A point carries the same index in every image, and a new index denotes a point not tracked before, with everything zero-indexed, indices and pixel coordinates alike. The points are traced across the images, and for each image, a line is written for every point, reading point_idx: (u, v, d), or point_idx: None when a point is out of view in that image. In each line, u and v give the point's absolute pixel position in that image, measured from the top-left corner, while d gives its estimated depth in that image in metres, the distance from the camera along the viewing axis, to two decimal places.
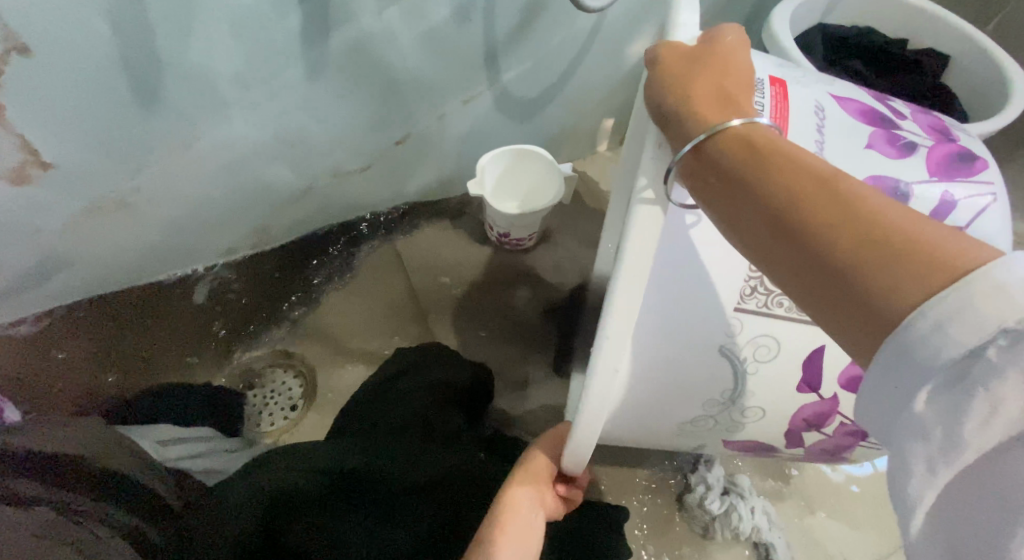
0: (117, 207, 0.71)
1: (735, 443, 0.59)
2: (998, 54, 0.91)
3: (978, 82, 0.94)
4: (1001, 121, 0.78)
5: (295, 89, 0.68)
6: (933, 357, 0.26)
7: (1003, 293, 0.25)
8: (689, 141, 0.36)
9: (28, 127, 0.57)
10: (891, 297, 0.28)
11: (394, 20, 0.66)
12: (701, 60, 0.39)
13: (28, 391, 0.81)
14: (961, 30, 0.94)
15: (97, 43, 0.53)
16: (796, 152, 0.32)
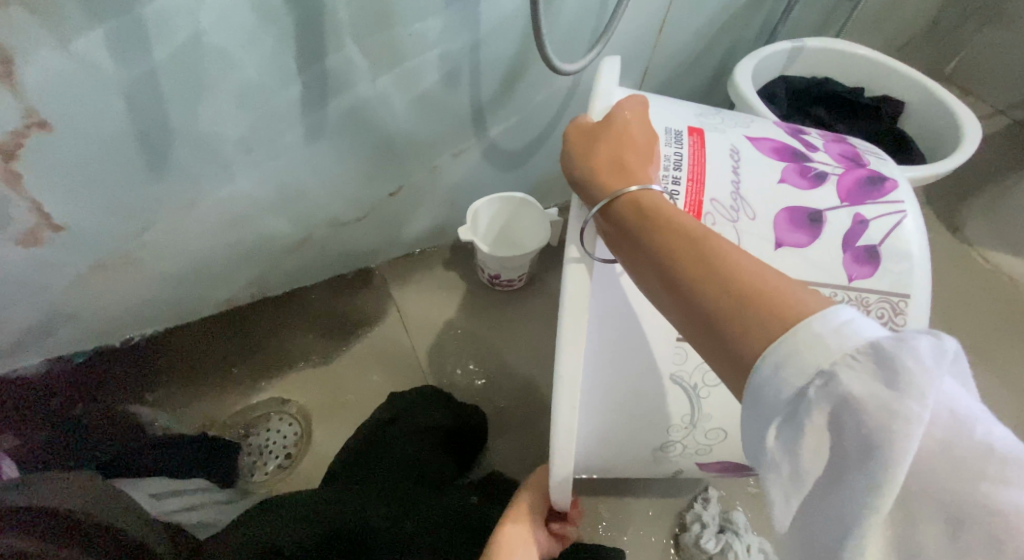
0: (125, 263, 0.74)
1: (709, 464, 0.62)
2: (948, 99, 0.98)
3: (934, 125, 1.01)
4: (954, 162, 0.84)
5: (296, 150, 0.73)
6: (775, 396, 0.30)
7: (819, 340, 0.29)
8: (598, 203, 0.42)
9: (42, 193, 0.60)
10: (744, 340, 0.32)
11: (388, 87, 0.71)
12: (600, 133, 0.45)
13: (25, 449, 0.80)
14: (911, 79, 1.02)
15: (114, 117, 0.57)
16: (676, 216, 0.38)
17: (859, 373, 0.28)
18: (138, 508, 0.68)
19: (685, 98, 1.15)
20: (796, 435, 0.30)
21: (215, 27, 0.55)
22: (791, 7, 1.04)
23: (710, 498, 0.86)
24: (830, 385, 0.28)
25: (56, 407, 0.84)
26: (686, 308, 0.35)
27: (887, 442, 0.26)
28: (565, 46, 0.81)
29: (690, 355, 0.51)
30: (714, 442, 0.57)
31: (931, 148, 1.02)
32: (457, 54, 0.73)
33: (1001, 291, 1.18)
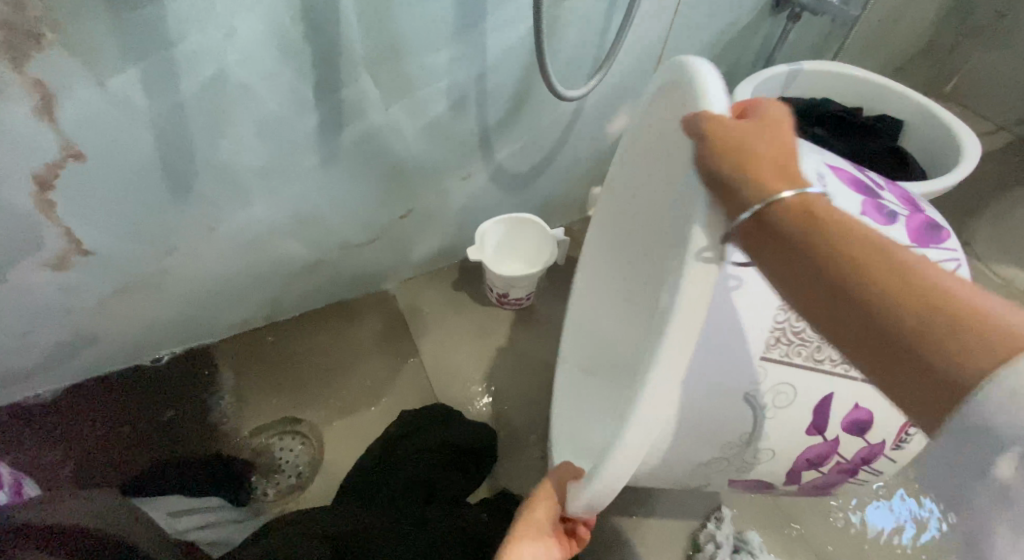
0: (147, 287, 0.77)
1: (740, 481, 0.63)
2: (947, 119, 1.00)
3: (934, 145, 1.04)
4: (955, 178, 0.86)
5: (312, 176, 0.76)
6: (1015, 428, 0.26)
7: None
8: (749, 206, 0.37)
9: (73, 220, 0.64)
10: (959, 365, 0.28)
11: (398, 115, 0.75)
12: (747, 132, 0.40)
13: (41, 471, 0.83)
14: (907, 97, 1.06)
15: (142, 148, 0.61)
16: (855, 225, 0.34)
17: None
18: (150, 524, 0.70)
19: None
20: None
21: (238, 64, 0.58)
22: (787, 32, 1.07)
23: (722, 518, 0.88)
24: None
25: (72, 418, 0.87)
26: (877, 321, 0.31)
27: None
28: (566, 74, 0.85)
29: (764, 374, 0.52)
30: (759, 460, 0.59)
31: (932, 167, 1.05)
32: (465, 83, 0.76)
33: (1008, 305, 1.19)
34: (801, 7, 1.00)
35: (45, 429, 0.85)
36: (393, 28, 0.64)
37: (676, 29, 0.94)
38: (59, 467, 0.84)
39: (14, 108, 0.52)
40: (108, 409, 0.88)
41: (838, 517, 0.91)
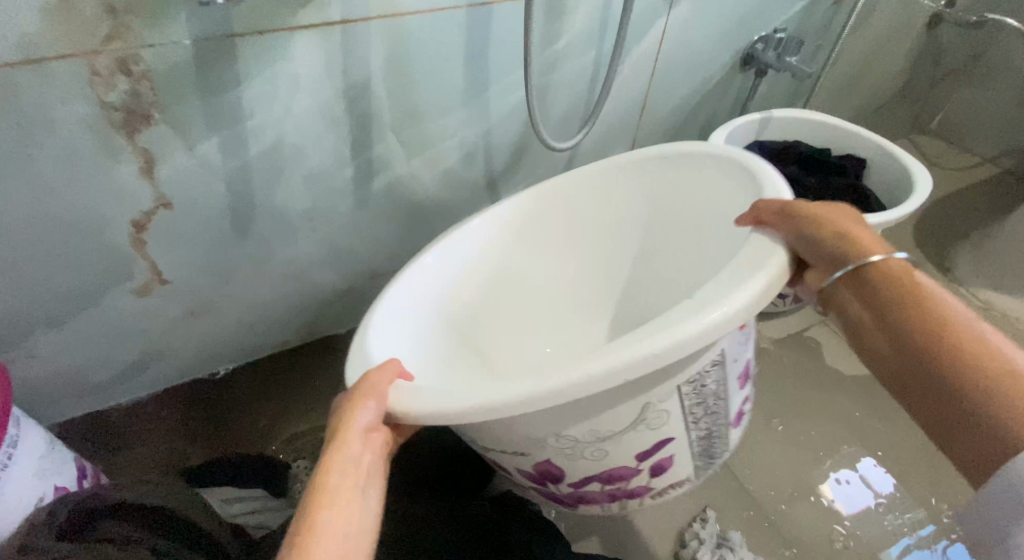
0: (208, 311, 0.91)
1: (536, 467, 0.66)
2: (904, 157, 1.12)
3: (894, 181, 1.16)
4: (913, 207, 0.97)
5: (346, 217, 0.91)
6: None
7: None
8: (847, 264, 0.52)
9: (158, 254, 0.79)
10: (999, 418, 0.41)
11: (419, 166, 0.90)
12: (843, 213, 0.55)
13: (115, 460, 0.96)
14: (872, 139, 1.18)
15: (215, 197, 0.76)
16: (932, 296, 0.47)
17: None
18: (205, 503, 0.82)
19: None
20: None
21: (293, 132, 0.75)
22: (757, 85, 1.22)
23: (706, 519, 0.97)
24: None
25: (144, 417, 0.99)
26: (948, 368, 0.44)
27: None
28: (559, 129, 1.01)
29: (643, 419, 0.60)
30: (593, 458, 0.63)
31: (895, 199, 1.16)
32: (472, 139, 0.92)
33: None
34: (765, 63, 1.15)
35: (112, 433, 0.97)
36: (413, 98, 0.80)
37: (656, 87, 1.10)
38: (130, 459, 0.97)
39: (127, 169, 0.68)
40: (176, 411, 1.01)
41: (838, 540, 0.96)
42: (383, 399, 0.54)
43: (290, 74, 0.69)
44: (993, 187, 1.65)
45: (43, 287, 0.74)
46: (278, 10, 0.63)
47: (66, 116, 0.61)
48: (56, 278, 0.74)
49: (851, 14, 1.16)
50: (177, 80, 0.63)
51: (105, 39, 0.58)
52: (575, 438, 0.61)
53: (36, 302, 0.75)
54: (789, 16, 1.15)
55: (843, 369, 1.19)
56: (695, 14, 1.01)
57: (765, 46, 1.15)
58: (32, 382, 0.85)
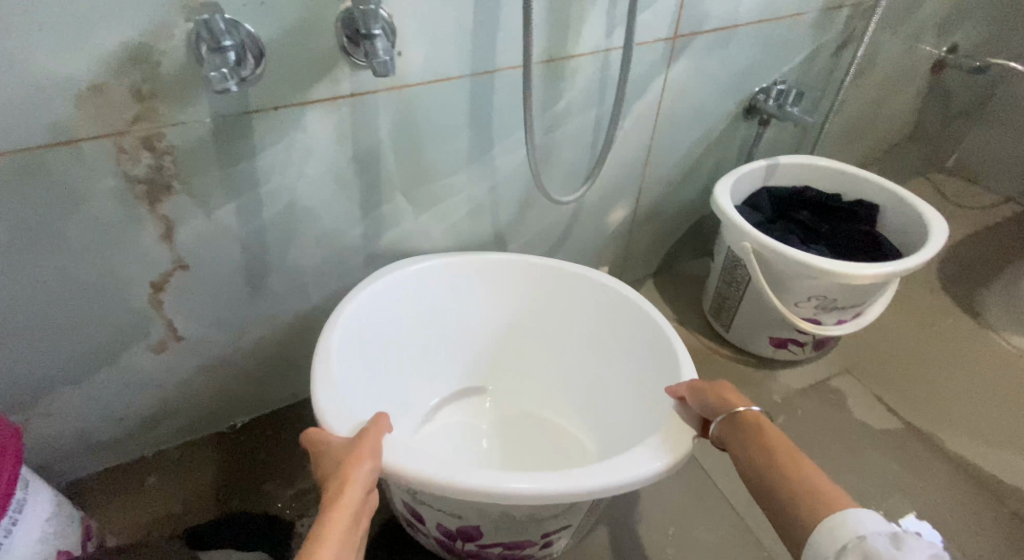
0: (222, 366, 0.93)
1: (444, 526, 0.75)
2: (916, 202, 1.12)
3: (906, 224, 1.15)
4: (929, 252, 0.97)
5: (356, 271, 0.93)
6: (831, 544, 0.45)
7: (858, 521, 0.45)
8: (721, 417, 0.61)
9: (174, 312, 0.81)
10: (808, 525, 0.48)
11: (426, 221, 0.93)
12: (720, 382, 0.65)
13: (115, 519, 0.92)
14: (883, 186, 1.18)
15: (230, 257, 0.79)
16: (773, 436, 0.56)
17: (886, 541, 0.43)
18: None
19: (680, 211, 1.33)
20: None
21: (305, 195, 0.78)
22: (761, 134, 1.23)
23: None
24: (864, 540, 0.43)
25: (152, 474, 0.98)
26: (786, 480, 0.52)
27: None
28: (561, 184, 1.04)
29: (567, 513, 0.73)
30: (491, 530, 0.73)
31: (909, 243, 1.15)
32: (479, 194, 0.95)
33: (1011, 370, 1.23)
34: (767, 112, 1.17)
35: (116, 490, 0.96)
36: (420, 160, 0.84)
37: (659, 139, 1.12)
38: (126, 516, 0.93)
39: (147, 235, 0.71)
40: (183, 467, 0.99)
41: None
42: (377, 457, 0.60)
43: (303, 144, 0.73)
44: (1011, 230, 1.63)
45: (66, 346, 0.77)
46: (294, 88, 0.67)
47: (93, 189, 0.64)
48: (75, 337, 0.76)
49: (850, 66, 1.18)
50: (198, 154, 0.67)
51: (133, 120, 0.61)
52: (514, 517, 0.70)
53: (58, 360, 0.78)
54: (789, 68, 1.18)
55: (872, 423, 1.11)
56: (695, 72, 1.05)
57: (766, 97, 1.17)
58: (49, 438, 0.87)
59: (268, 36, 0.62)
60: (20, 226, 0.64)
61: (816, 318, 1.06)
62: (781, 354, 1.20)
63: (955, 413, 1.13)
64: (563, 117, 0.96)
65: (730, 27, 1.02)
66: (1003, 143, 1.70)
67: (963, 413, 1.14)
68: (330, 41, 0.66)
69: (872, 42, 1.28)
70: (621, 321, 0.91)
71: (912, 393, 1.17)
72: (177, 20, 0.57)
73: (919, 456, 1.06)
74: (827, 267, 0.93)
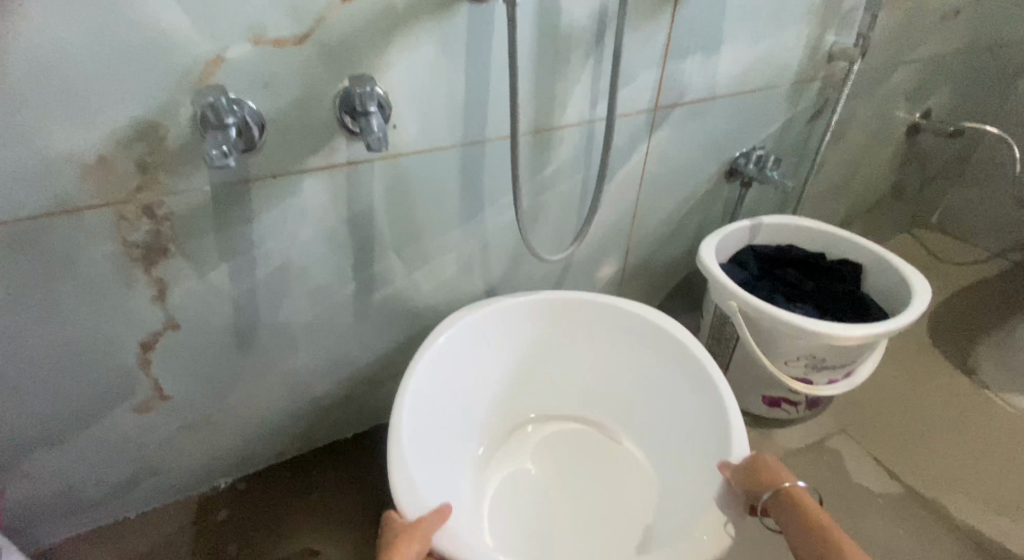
0: (207, 425, 0.92)
1: None
2: (898, 263, 1.15)
3: (891, 285, 1.17)
4: (912, 314, 0.99)
5: (347, 328, 0.94)
6: None
7: None
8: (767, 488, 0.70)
9: (161, 372, 0.81)
10: None
11: (418, 278, 0.94)
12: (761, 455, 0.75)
13: None
14: (864, 245, 1.21)
15: (221, 316, 0.80)
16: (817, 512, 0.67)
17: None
18: None
19: (668, 267, 1.36)
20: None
21: (299, 255, 0.80)
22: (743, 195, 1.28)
23: None
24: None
25: (127, 539, 0.95)
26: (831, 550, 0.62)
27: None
28: (549, 242, 1.07)
29: None
30: None
31: (895, 303, 1.17)
32: (470, 253, 0.97)
33: (1006, 429, 1.24)
34: (747, 176, 1.21)
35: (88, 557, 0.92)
36: (413, 221, 0.86)
37: (645, 199, 1.16)
38: None
39: (139, 297, 0.72)
40: (160, 531, 0.97)
41: None
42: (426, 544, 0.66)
43: (299, 208, 0.75)
44: (994, 284, 1.67)
45: (50, 407, 0.76)
46: (291, 156, 0.70)
47: (91, 254, 0.65)
48: (58, 398, 0.76)
49: (826, 132, 1.24)
50: (195, 219, 0.68)
51: (135, 190, 0.63)
52: None
53: (38, 422, 0.77)
54: (768, 134, 1.23)
55: (871, 486, 1.11)
56: (677, 138, 1.10)
57: (746, 160, 1.22)
58: (22, 502, 0.84)
59: (270, 111, 0.65)
60: (14, 290, 0.64)
61: (807, 377, 1.07)
62: (775, 413, 1.20)
63: (953, 476, 1.14)
64: (550, 181, 0.99)
65: (709, 98, 1.07)
66: (981, 200, 1.76)
67: (961, 476, 1.14)
68: (329, 115, 0.69)
69: (845, 109, 1.34)
70: (690, 380, 0.95)
71: (909, 455, 1.17)
72: (184, 99, 0.60)
73: (918, 522, 1.05)
74: (814, 328, 0.95)
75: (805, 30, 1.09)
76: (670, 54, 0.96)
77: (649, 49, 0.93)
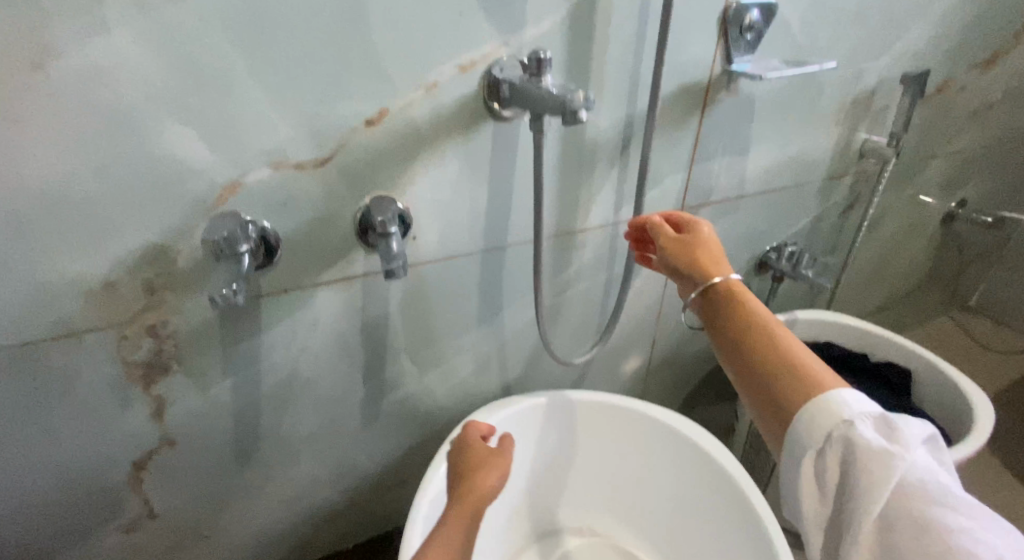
0: (199, 542, 0.85)
1: None
2: (953, 376, 1.07)
3: (945, 397, 1.09)
4: (976, 443, 0.91)
5: (355, 434, 0.88)
6: (813, 429, 0.44)
7: (842, 402, 0.44)
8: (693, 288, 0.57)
9: (153, 491, 0.75)
10: (784, 392, 0.47)
11: (431, 381, 0.89)
12: (688, 243, 0.60)
13: None
14: (914, 350, 1.14)
15: (221, 430, 0.75)
16: (748, 300, 0.52)
17: (869, 425, 0.43)
18: None
19: (693, 360, 1.29)
20: (815, 454, 0.44)
21: (307, 365, 0.76)
22: (774, 290, 1.22)
23: None
24: (851, 428, 0.43)
25: None
26: (753, 337, 0.49)
27: (862, 473, 0.41)
28: (568, 340, 1.03)
29: None
30: None
31: (950, 422, 1.08)
32: (486, 354, 0.92)
33: None
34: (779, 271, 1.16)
35: None
36: (428, 325, 0.82)
37: (670, 294, 1.12)
38: None
39: (136, 416, 0.67)
40: None
41: None
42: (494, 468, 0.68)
43: (311, 319, 0.71)
44: None
45: (30, 532, 0.70)
46: (305, 270, 0.67)
47: (88, 375, 0.61)
48: (39, 522, 0.70)
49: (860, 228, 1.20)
50: (200, 336, 0.65)
51: (139, 311, 0.59)
52: None
53: (15, 548, 0.71)
54: (798, 229, 1.19)
55: None
56: None
57: (777, 256, 1.17)
58: None
59: (285, 229, 0.62)
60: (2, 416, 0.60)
61: None
62: None
63: None
64: (572, 280, 0.96)
65: (738, 197, 1.04)
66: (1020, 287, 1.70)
67: None
68: (347, 229, 0.66)
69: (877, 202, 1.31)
70: (733, 511, 0.87)
71: None
72: (198, 222, 0.57)
73: None
74: None
75: (835, 129, 1.07)
76: (697, 156, 0.94)
77: (677, 153, 0.91)
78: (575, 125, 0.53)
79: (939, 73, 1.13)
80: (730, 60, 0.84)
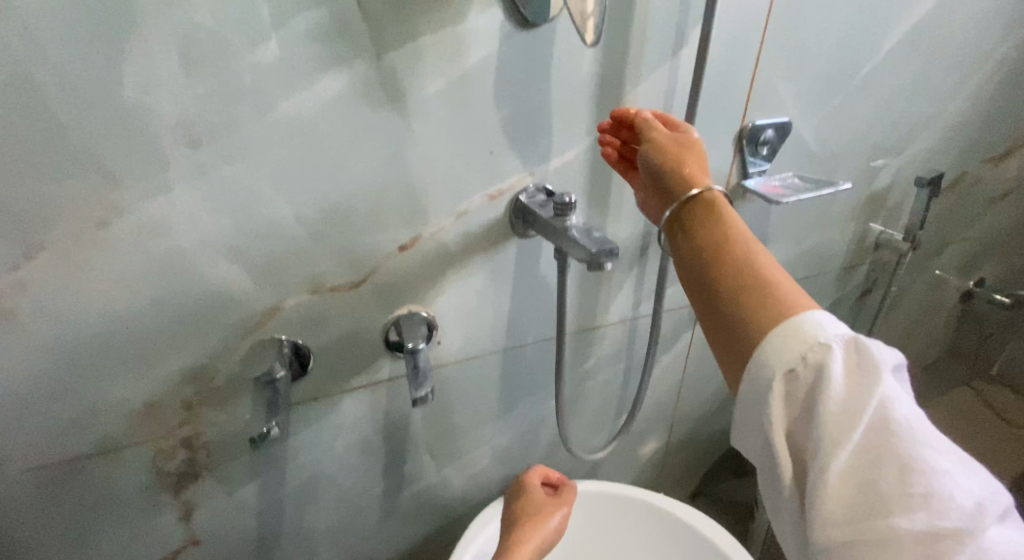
0: None
1: None
2: None
3: None
4: None
5: (373, 527, 0.88)
6: (788, 353, 0.40)
7: (818, 329, 0.40)
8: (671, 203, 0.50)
9: None
10: (754, 320, 0.42)
11: (449, 473, 0.90)
12: (675, 146, 0.53)
13: None
14: None
15: (244, 530, 0.76)
16: (728, 217, 0.47)
17: (844, 353, 0.40)
18: None
19: (710, 442, 1.29)
20: (785, 377, 0.40)
21: (331, 463, 0.77)
22: None
23: None
24: (825, 355, 0.39)
25: None
26: (725, 256, 0.44)
27: (833, 406, 0.38)
28: (585, 428, 1.03)
29: None
30: None
31: None
32: (504, 445, 0.93)
33: None
34: None
35: None
36: (448, 420, 0.84)
37: (687, 381, 1.12)
38: None
39: (164, 520, 0.68)
40: None
41: None
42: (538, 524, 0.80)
43: (337, 421, 0.73)
44: None
45: None
46: (333, 378, 0.69)
47: (124, 486, 0.63)
48: None
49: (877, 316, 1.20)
50: (231, 443, 0.67)
51: (178, 425, 0.62)
52: None
53: None
54: None
55: None
56: None
57: None
58: None
59: (317, 345, 0.65)
60: (40, 528, 0.62)
61: None
62: None
63: None
64: (590, 372, 0.97)
65: None
66: None
67: None
68: (376, 341, 0.68)
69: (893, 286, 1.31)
70: None
71: None
72: (238, 345, 0.60)
73: None
74: None
75: (849, 223, 1.09)
76: None
77: None
78: (599, 271, 0.55)
79: (952, 169, 1.14)
80: (745, 174, 0.87)
